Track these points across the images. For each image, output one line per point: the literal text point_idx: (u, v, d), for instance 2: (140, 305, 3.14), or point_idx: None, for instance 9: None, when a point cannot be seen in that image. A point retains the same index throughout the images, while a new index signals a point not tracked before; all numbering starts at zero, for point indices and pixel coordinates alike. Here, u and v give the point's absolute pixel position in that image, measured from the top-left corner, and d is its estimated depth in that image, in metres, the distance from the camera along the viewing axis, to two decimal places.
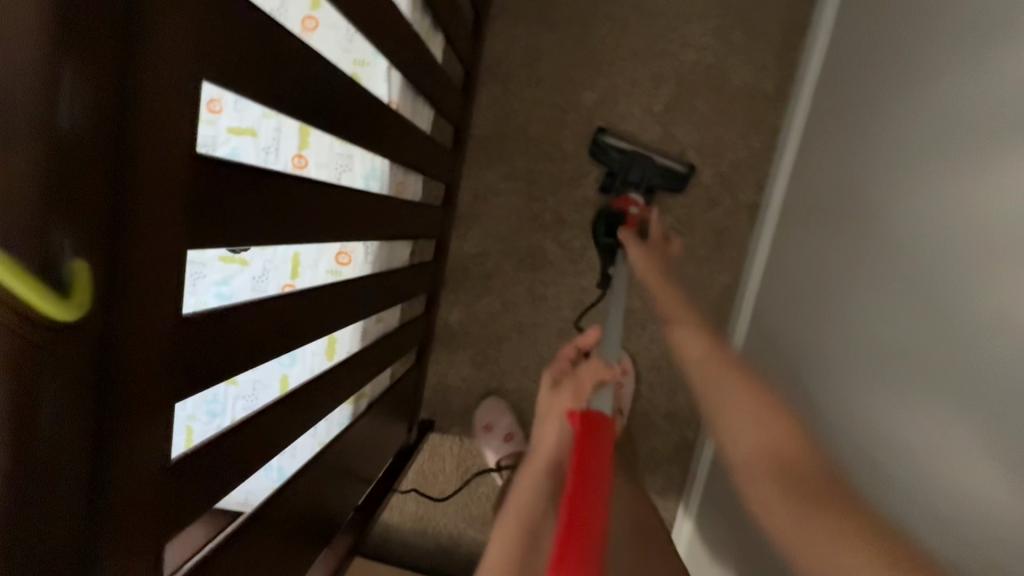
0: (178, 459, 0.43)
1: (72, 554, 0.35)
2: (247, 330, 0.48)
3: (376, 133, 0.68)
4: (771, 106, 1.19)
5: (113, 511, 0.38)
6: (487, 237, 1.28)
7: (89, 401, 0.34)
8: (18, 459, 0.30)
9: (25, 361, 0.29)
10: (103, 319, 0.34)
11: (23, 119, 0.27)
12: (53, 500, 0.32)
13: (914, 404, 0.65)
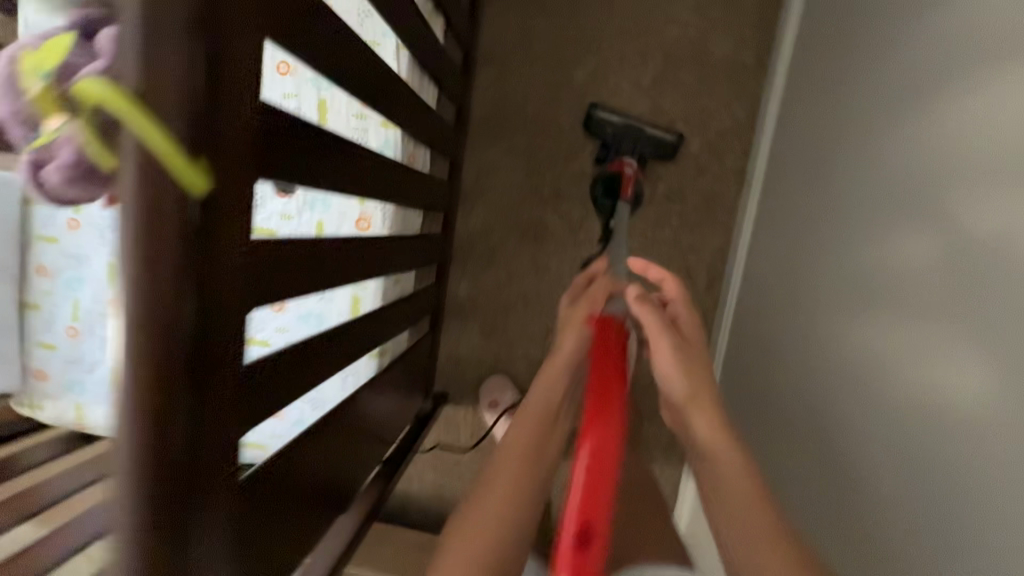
0: (251, 365, 0.50)
1: (181, 422, 0.41)
2: (302, 265, 0.55)
3: (397, 106, 0.75)
4: (753, 75, 1.26)
5: (209, 398, 0.44)
6: (490, 213, 1.38)
7: (203, 292, 0.40)
8: (157, 315, 0.37)
9: (165, 238, 0.36)
10: (211, 225, 0.40)
11: (177, 49, 0.34)
12: (173, 363, 0.39)
13: (911, 324, 0.67)
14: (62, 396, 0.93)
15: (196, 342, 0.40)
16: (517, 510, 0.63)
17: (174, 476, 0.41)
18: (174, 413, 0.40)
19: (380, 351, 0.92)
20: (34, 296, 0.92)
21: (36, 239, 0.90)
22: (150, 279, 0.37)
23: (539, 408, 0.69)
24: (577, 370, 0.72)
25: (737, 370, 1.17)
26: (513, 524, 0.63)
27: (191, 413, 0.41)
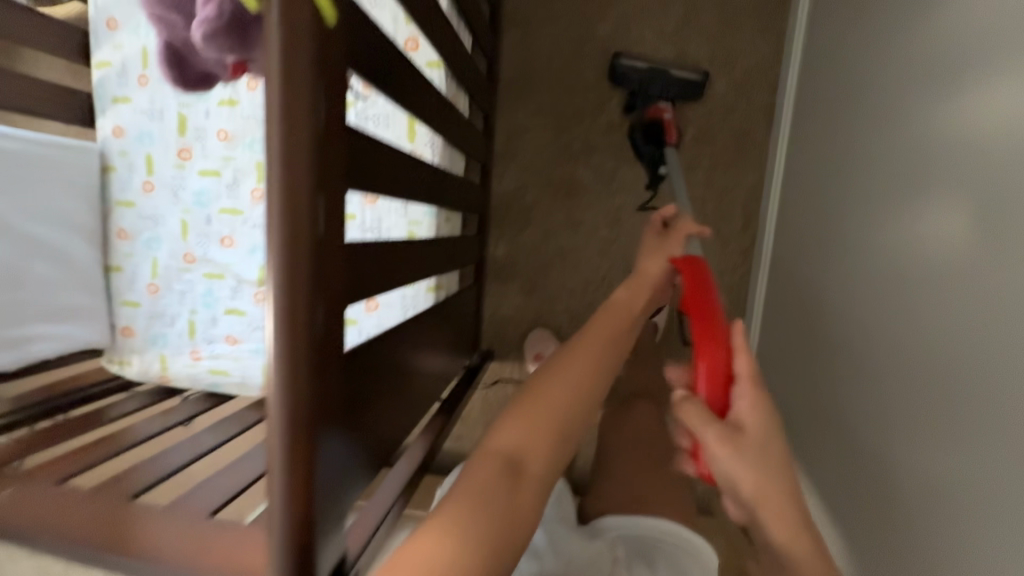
0: (348, 251, 0.52)
1: (313, 283, 0.43)
2: (375, 168, 0.57)
3: (439, 37, 0.76)
4: (775, 10, 1.26)
5: (331, 269, 0.45)
6: (523, 172, 1.37)
7: (330, 162, 0.42)
8: (297, 172, 0.38)
9: (303, 99, 0.37)
10: (335, 95, 0.41)
11: None
12: (309, 224, 0.40)
13: (955, 198, 0.61)
14: (148, 349, 1.02)
15: (329, 216, 0.43)
16: (585, 387, 0.62)
17: (311, 346, 0.44)
18: (314, 284, 0.42)
19: (435, 284, 0.98)
20: (117, 259, 1.01)
21: (115, 205, 0.99)
22: (289, 146, 0.38)
23: (617, 313, 0.73)
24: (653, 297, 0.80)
25: (778, 301, 1.17)
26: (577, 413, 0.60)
27: (325, 285, 0.44)
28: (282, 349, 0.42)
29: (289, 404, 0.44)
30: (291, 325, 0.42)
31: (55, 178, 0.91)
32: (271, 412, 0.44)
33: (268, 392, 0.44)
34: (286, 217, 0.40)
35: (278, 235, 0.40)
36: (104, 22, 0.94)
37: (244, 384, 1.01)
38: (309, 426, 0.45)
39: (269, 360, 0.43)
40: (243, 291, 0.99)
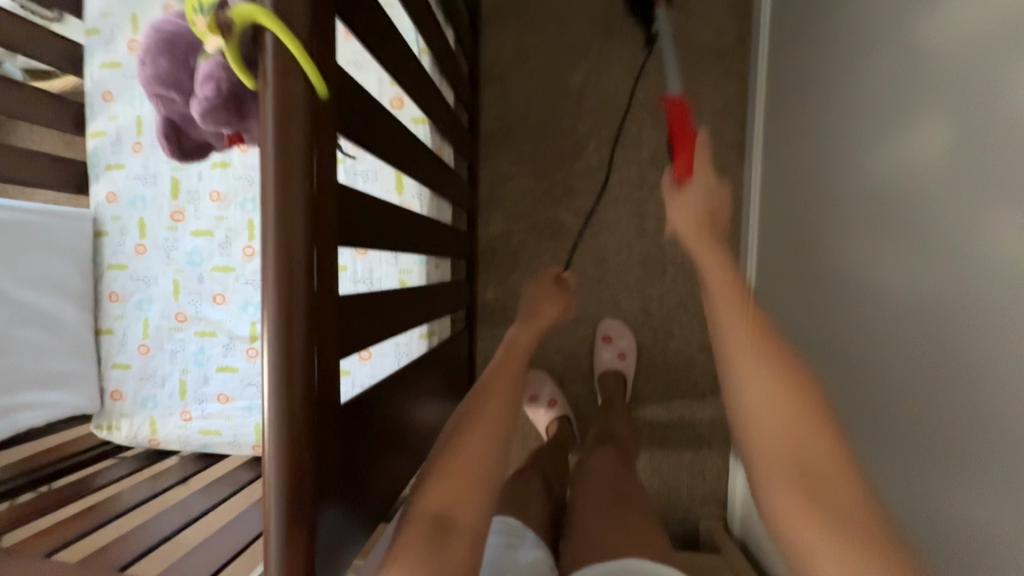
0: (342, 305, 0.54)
1: (313, 338, 0.44)
2: (367, 221, 0.59)
3: (421, 97, 0.80)
4: (735, 56, 1.34)
5: (328, 323, 0.46)
6: (507, 218, 1.41)
7: (325, 224, 0.44)
8: (297, 236, 0.41)
9: (298, 171, 0.40)
10: (329, 162, 0.44)
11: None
12: (310, 282, 0.42)
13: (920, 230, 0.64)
14: (138, 412, 1.01)
15: (322, 272, 0.44)
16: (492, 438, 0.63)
17: (308, 403, 0.44)
18: (309, 339, 0.43)
19: (428, 330, 0.98)
20: (107, 322, 1.01)
21: (107, 269, 1.00)
22: (285, 210, 0.40)
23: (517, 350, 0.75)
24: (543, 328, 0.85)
25: None
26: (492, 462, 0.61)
27: (321, 340, 0.45)
28: (278, 408, 0.43)
29: (287, 455, 0.43)
30: (287, 382, 0.43)
31: (49, 246, 0.93)
32: (266, 466, 0.44)
33: (264, 453, 0.44)
34: (281, 277, 0.41)
35: (273, 295, 0.41)
36: (100, 95, 0.98)
37: (236, 443, 0.99)
38: (307, 488, 0.45)
39: (264, 421, 0.44)
40: (235, 347, 0.98)
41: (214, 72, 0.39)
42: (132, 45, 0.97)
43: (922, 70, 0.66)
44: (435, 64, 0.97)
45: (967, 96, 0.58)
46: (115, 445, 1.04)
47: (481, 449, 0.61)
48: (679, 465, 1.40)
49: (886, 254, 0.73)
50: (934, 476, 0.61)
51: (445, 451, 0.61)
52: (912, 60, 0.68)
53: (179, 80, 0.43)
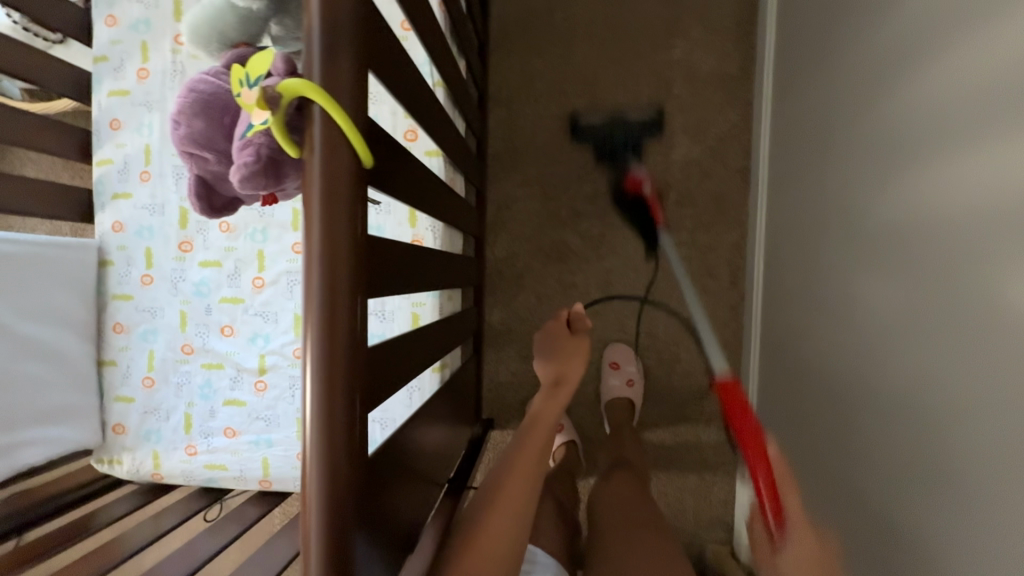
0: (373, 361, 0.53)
1: (358, 393, 0.42)
2: (394, 269, 0.58)
3: (439, 133, 0.80)
4: (740, 83, 1.35)
5: (365, 382, 0.45)
6: (514, 241, 1.41)
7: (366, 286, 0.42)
8: (343, 300, 0.39)
9: (344, 236, 0.38)
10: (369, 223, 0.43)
11: (348, 70, 0.37)
12: (354, 346, 0.41)
13: (936, 274, 0.65)
14: (140, 446, 0.98)
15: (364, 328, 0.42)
16: (516, 518, 0.73)
17: (352, 462, 0.42)
18: (353, 395, 0.42)
19: (440, 363, 0.97)
20: (111, 353, 0.98)
21: (111, 299, 0.98)
22: (330, 274, 0.39)
23: (545, 425, 0.84)
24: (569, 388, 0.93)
25: (773, 357, 1.19)
26: (514, 539, 0.73)
27: (362, 398, 0.44)
28: (325, 466, 0.41)
29: (329, 491, 0.41)
30: (329, 441, 0.41)
31: (54, 277, 0.91)
32: (307, 499, 0.41)
33: (305, 489, 0.41)
34: (323, 338, 0.40)
35: (317, 356, 0.40)
36: (108, 123, 0.96)
37: (242, 478, 0.97)
38: (349, 551, 0.42)
39: (306, 483, 0.41)
40: (242, 380, 0.97)
41: (253, 139, 0.38)
42: (141, 73, 0.96)
43: (934, 115, 0.67)
44: (450, 97, 0.97)
45: (982, 145, 0.59)
46: (115, 478, 1.02)
47: (502, 531, 0.71)
48: (685, 490, 1.40)
49: (893, 293, 0.74)
50: (944, 524, 0.62)
51: (468, 532, 0.72)
52: (925, 103, 0.69)
53: (215, 141, 0.43)
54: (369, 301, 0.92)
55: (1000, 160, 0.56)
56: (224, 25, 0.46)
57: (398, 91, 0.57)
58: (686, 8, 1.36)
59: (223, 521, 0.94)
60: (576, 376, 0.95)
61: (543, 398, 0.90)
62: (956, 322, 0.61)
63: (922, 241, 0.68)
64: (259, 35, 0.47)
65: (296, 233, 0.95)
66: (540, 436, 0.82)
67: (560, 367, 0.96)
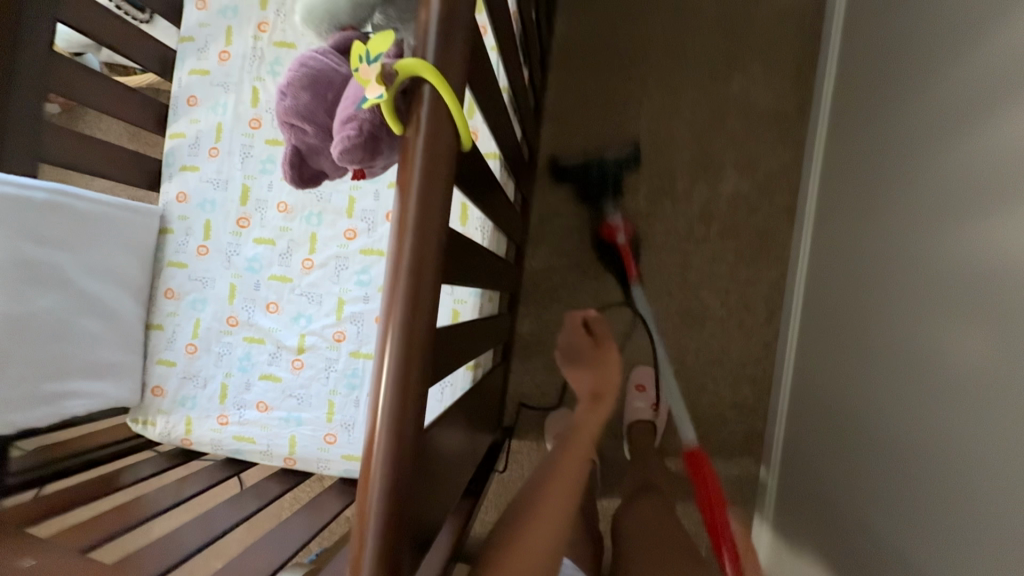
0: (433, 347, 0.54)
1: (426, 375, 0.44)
2: (457, 265, 0.60)
3: (504, 139, 0.82)
4: (794, 121, 1.36)
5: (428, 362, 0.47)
6: (552, 253, 1.41)
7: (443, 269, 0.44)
8: (432, 279, 0.41)
9: (437, 214, 0.40)
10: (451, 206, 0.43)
11: (454, 64, 0.39)
12: (431, 324, 0.42)
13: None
14: (175, 410, 1.01)
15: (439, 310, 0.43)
16: (557, 532, 0.72)
17: (410, 441, 0.43)
18: (422, 375, 0.43)
19: (474, 363, 0.98)
20: (159, 318, 1.02)
21: (167, 265, 1.02)
22: (420, 249, 0.40)
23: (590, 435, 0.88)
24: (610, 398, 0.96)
25: (810, 400, 1.19)
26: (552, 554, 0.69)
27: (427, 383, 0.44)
28: (390, 444, 0.41)
29: (393, 469, 0.42)
30: (397, 417, 0.42)
31: (119, 237, 0.95)
32: (370, 476, 0.42)
33: (367, 467, 0.42)
34: (406, 315, 0.40)
35: (398, 333, 0.41)
36: (186, 99, 1.02)
37: (268, 453, 0.99)
38: (400, 532, 0.42)
39: (370, 460, 0.42)
40: (281, 357, 0.99)
41: (359, 113, 0.40)
42: (222, 56, 1.01)
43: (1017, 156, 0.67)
44: (513, 103, 0.99)
45: None
46: (144, 440, 1.04)
47: (542, 542, 0.69)
48: (701, 524, 1.36)
49: (970, 340, 0.73)
50: None
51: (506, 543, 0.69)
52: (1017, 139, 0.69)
53: (322, 111, 0.45)
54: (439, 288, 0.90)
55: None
56: (340, 9, 0.47)
57: (475, 86, 0.59)
58: (746, 42, 1.37)
59: (245, 494, 0.96)
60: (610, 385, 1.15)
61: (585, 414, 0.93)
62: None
63: (999, 293, 0.69)
64: (365, 20, 0.49)
65: (349, 220, 0.97)
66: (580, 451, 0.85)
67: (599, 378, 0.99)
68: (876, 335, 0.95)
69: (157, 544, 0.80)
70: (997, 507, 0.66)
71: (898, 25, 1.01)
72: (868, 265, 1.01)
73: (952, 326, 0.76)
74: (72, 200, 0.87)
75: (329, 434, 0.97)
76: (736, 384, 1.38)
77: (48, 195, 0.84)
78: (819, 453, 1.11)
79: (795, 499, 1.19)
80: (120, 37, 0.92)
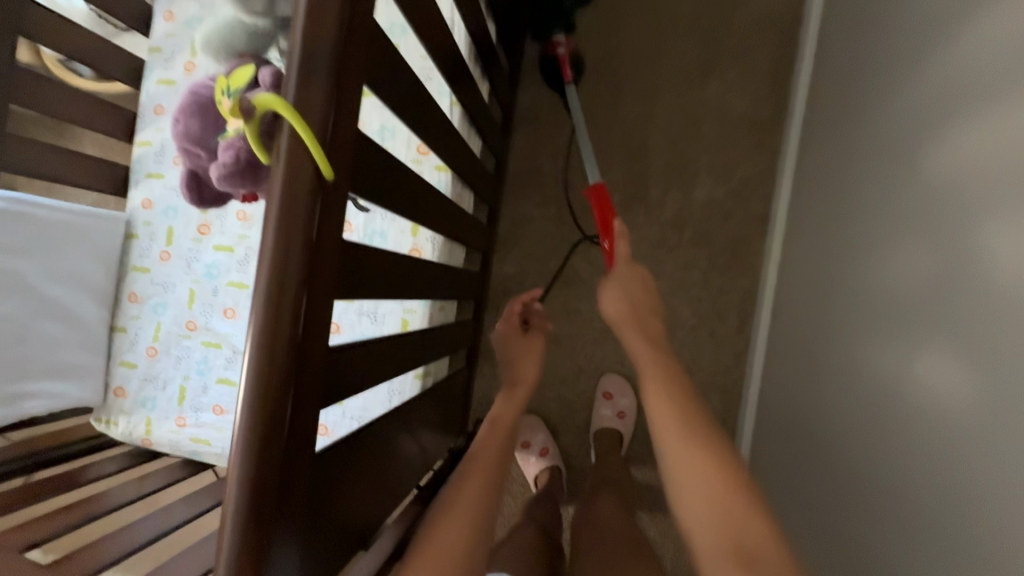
0: (342, 358, 0.57)
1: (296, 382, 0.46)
2: (375, 277, 0.62)
3: (449, 150, 0.84)
4: (768, 130, 1.35)
5: (308, 375, 0.48)
6: (524, 260, 1.42)
7: (313, 290, 0.46)
8: (298, 297, 0.44)
9: (296, 237, 0.43)
10: (322, 224, 0.45)
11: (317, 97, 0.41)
12: (296, 336, 0.45)
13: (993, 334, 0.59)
14: (136, 411, 1.04)
15: (309, 325, 0.46)
16: (473, 529, 0.73)
17: (272, 456, 0.45)
18: (290, 379, 0.45)
19: (424, 371, 1.00)
20: (123, 321, 1.04)
21: (131, 270, 1.04)
22: (280, 271, 0.43)
23: (503, 426, 0.89)
24: (527, 382, 0.97)
25: (775, 412, 1.18)
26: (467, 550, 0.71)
27: (298, 391, 0.47)
28: (248, 437, 0.44)
29: (254, 457, 0.44)
30: (259, 414, 0.44)
31: (83, 244, 0.97)
32: (230, 462, 0.44)
33: (229, 455, 0.44)
34: (265, 331, 0.43)
35: (256, 339, 0.43)
36: (152, 108, 1.04)
37: (224, 455, 1.01)
38: (262, 517, 0.45)
39: (232, 448, 0.44)
40: (237, 361, 1.01)
41: (234, 142, 0.46)
42: (188, 66, 1.04)
43: (978, 172, 0.65)
44: (466, 117, 1.00)
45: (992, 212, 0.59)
46: (109, 438, 1.07)
47: (454, 534, 0.71)
48: (668, 534, 1.36)
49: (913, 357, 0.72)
50: None
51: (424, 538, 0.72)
52: (950, 157, 0.68)
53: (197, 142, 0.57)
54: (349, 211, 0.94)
55: (1002, 262, 0.59)
56: (234, 39, 0.58)
57: (394, 104, 0.61)
58: (721, 50, 1.37)
59: (200, 494, 0.98)
60: (530, 377, 0.98)
61: (500, 404, 0.93)
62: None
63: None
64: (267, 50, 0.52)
65: None
66: (491, 450, 0.84)
67: (516, 369, 1.00)
68: (836, 351, 0.95)
69: (105, 539, 0.84)
70: None
71: (868, 36, 1.00)
72: (831, 279, 1.00)
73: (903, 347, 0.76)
74: (30, 208, 0.89)
75: None
76: (706, 394, 1.38)
77: (6, 204, 0.87)
78: (781, 466, 1.11)
79: None
80: (87, 47, 0.94)
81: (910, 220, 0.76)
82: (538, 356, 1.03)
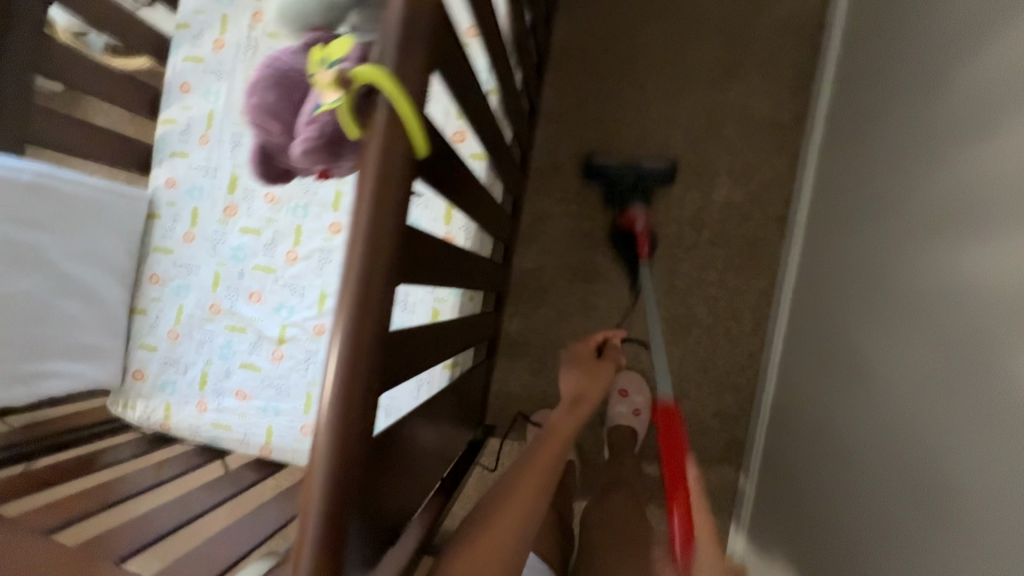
0: (403, 344, 0.56)
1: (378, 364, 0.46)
2: (431, 264, 0.62)
3: (489, 138, 0.82)
4: (791, 132, 1.35)
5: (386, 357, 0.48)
6: (544, 253, 1.41)
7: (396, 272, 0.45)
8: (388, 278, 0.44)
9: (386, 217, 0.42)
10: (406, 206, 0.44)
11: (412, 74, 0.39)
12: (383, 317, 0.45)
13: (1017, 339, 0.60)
14: (155, 394, 1.02)
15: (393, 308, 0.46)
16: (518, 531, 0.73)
17: (355, 439, 0.45)
18: (376, 362, 0.45)
19: (452, 362, 0.99)
20: (143, 302, 1.03)
21: (152, 251, 1.02)
22: (370, 250, 0.42)
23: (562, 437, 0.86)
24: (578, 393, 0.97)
25: (789, 412, 1.19)
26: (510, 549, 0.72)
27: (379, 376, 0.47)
28: (337, 418, 0.44)
29: (340, 438, 0.44)
30: (347, 396, 0.44)
31: (105, 223, 0.95)
32: (317, 442, 0.44)
33: (315, 434, 0.44)
34: (355, 311, 0.43)
35: (349, 320, 0.43)
36: (178, 86, 1.02)
37: (245, 441, 1.00)
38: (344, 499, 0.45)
39: (318, 427, 0.44)
40: (262, 346, 0.99)
41: (321, 117, 0.47)
42: (216, 44, 1.01)
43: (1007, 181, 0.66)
44: (503, 105, 0.99)
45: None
46: (125, 422, 1.05)
47: (498, 529, 0.72)
48: None
49: (938, 359, 0.73)
50: None
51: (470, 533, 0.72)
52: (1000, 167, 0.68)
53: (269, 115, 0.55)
54: (397, 288, 0.94)
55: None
56: (300, 14, 0.56)
57: (454, 87, 0.59)
58: (747, 50, 1.36)
59: (219, 481, 0.96)
60: (593, 396, 0.97)
61: (561, 416, 0.91)
62: (998, 414, 0.61)
63: (975, 322, 0.67)
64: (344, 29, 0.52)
65: (334, 214, 0.98)
66: (546, 457, 0.82)
67: (581, 385, 0.98)
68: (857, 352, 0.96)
69: (126, 525, 0.82)
70: (952, 531, 0.66)
71: (892, 42, 1.00)
72: (850, 282, 1.01)
73: (920, 349, 0.77)
74: (56, 182, 0.87)
75: (305, 426, 0.98)
76: (720, 393, 1.38)
77: (33, 177, 0.84)
78: (795, 466, 1.12)
79: (769, 511, 1.20)
80: (115, 19, 0.91)
81: (946, 226, 0.77)
82: (607, 375, 1.02)
